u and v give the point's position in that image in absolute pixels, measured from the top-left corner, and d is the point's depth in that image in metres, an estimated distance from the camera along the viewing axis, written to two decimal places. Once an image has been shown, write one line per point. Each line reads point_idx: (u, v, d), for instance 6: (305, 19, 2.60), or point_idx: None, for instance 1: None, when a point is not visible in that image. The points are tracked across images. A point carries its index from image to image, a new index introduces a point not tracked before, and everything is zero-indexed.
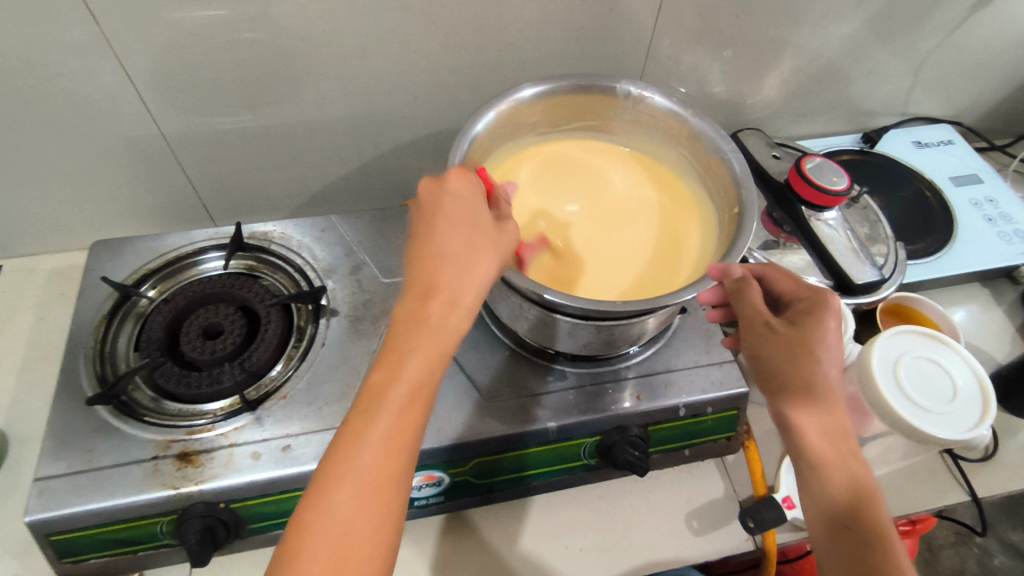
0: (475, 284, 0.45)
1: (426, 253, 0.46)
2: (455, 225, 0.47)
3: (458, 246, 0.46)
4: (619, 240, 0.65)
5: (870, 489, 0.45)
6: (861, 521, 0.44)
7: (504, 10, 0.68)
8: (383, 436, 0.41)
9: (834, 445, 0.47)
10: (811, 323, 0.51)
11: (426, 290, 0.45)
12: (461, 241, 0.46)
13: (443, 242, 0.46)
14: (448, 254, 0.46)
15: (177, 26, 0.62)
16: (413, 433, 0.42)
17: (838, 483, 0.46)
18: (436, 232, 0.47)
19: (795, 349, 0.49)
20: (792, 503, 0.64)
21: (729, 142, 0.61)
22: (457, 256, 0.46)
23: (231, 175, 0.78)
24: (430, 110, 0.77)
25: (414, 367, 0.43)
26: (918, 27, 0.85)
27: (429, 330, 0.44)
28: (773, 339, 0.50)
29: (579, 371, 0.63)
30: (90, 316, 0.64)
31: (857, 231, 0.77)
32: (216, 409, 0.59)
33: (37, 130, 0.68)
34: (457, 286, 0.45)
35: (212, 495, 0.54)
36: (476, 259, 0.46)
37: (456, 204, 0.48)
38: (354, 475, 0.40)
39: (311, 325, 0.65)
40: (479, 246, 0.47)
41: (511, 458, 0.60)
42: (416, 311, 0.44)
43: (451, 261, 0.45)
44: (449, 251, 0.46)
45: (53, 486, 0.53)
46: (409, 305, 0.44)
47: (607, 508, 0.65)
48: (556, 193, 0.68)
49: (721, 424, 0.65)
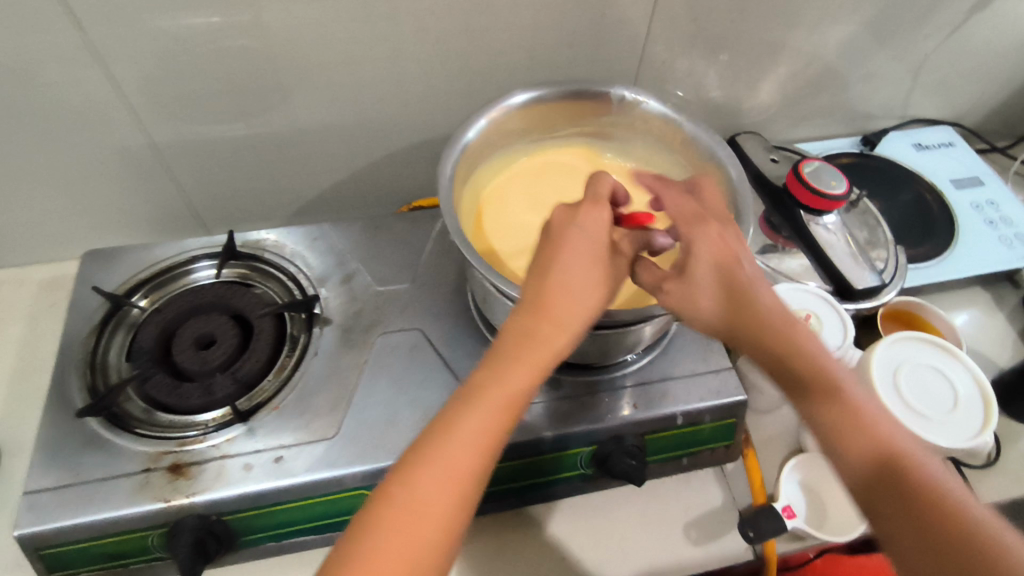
0: (583, 317, 0.48)
1: (545, 268, 0.48)
2: (597, 254, 0.49)
3: (587, 272, 0.48)
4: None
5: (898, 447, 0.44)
6: (906, 489, 0.42)
7: (496, 15, 0.67)
8: (469, 438, 0.43)
9: (852, 422, 0.46)
10: (716, 270, 0.52)
11: (542, 306, 0.47)
12: (576, 268, 0.48)
13: (558, 260, 0.48)
14: (576, 274, 0.48)
15: (165, 35, 0.61)
16: (495, 443, 0.44)
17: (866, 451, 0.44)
18: (561, 250, 0.48)
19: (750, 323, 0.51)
20: (792, 512, 0.63)
21: (724, 148, 0.61)
22: (586, 282, 0.48)
23: (223, 184, 0.77)
24: (423, 117, 0.76)
25: (505, 382, 0.45)
26: (915, 29, 0.84)
27: (534, 348, 0.46)
28: (678, 294, 0.52)
29: (575, 380, 0.62)
30: (80, 327, 0.63)
31: (855, 235, 0.77)
32: (207, 420, 0.58)
33: (26, 140, 0.67)
34: (565, 313, 0.47)
35: (203, 508, 0.54)
36: (597, 288, 0.48)
37: (607, 226, 0.51)
38: (436, 465, 0.42)
39: (304, 334, 0.64)
40: (598, 276, 0.49)
41: (507, 468, 0.59)
42: (523, 331, 0.46)
43: (571, 282, 0.47)
44: (581, 270, 0.48)
45: (42, 500, 0.53)
46: (518, 322, 0.47)
47: (604, 518, 0.65)
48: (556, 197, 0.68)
49: (719, 433, 0.64)
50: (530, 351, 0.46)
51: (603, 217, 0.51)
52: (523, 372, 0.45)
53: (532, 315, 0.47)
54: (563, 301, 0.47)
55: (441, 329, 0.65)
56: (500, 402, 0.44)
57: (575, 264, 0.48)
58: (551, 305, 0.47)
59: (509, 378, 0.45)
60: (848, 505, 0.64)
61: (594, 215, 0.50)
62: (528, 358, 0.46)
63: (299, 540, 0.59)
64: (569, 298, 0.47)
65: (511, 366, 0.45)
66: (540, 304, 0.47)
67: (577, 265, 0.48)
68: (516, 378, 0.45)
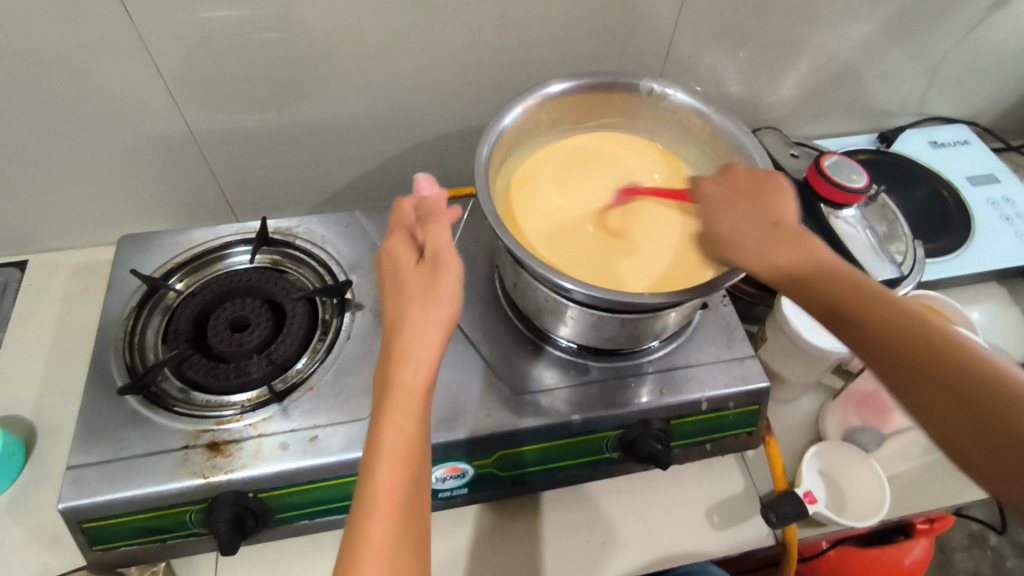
0: (437, 341, 0.47)
1: (392, 316, 0.48)
2: (416, 285, 0.48)
3: (418, 306, 0.47)
4: (641, 231, 0.65)
5: (981, 355, 0.41)
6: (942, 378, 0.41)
7: (527, 9, 0.69)
8: (386, 478, 0.43)
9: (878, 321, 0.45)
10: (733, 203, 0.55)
11: (400, 360, 0.46)
12: (404, 305, 0.48)
13: (394, 303, 0.48)
14: (414, 313, 0.47)
15: (206, 25, 0.63)
16: (411, 468, 0.44)
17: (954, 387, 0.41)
18: (389, 298, 0.49)
19: (797, 253, 0.49)
20: (814, 498, 0.64)
21: (752, 139, 0.62)
22: (423, 317, 0.47)
23: (254, 172, 0.78)
24: (452, 108, 0.77)
25: (395, 425, 0.44)
26: (935, 28, 0.86)
27: (403, 401, 0.45)
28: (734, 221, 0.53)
29: (601, 365, 0.64)
30: (119, 308, 0.65)
31: (875, 229, 0.78)
32: (243, 401, 0.60)
33: (66, 126, 0.69)
34: (411, 342, 0.46)
35: (242, 485, 0.55)
36: (441, 305, 0.47)
37: (406, 254, 0.50)
38: (370, 516, 0.42)
39: (336, 319, 0.66)
40: (434, 295, 0.47)
41: (536, 451, 0.61)
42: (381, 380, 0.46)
43: (403, 319, 0.47)
44: (409, 311, 0.47)
45: (86, 475, 0.54)
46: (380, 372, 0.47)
47: (629, 501, 0.66)
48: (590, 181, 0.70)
49: (742, 419, 0.65)
50: (403, 406, 0.45)
51: (401, 249, 0.50)
52: (402, 429, 0.44)
53: (388, 375, 0.46)
54: (409, 347, 0.46)
55: (469, 315, 0.67)
56: (389, 462, 0.43)
57: (398, 303, 0.48)
58: (404, 356, 0.46)
59: (392, 440, 0.44)
60: (880, 487, 0.65)
61: (400, 245, 0.51)
62: (405, 414, 0.44)
63: (332, 519, 0.60)
64: (411, 329, 0.46)
65: (388, 428, 0.44)
66: (394, 360, 0.46)
67: (412, 306, 0.47)
68: (400, 436, 0.44)
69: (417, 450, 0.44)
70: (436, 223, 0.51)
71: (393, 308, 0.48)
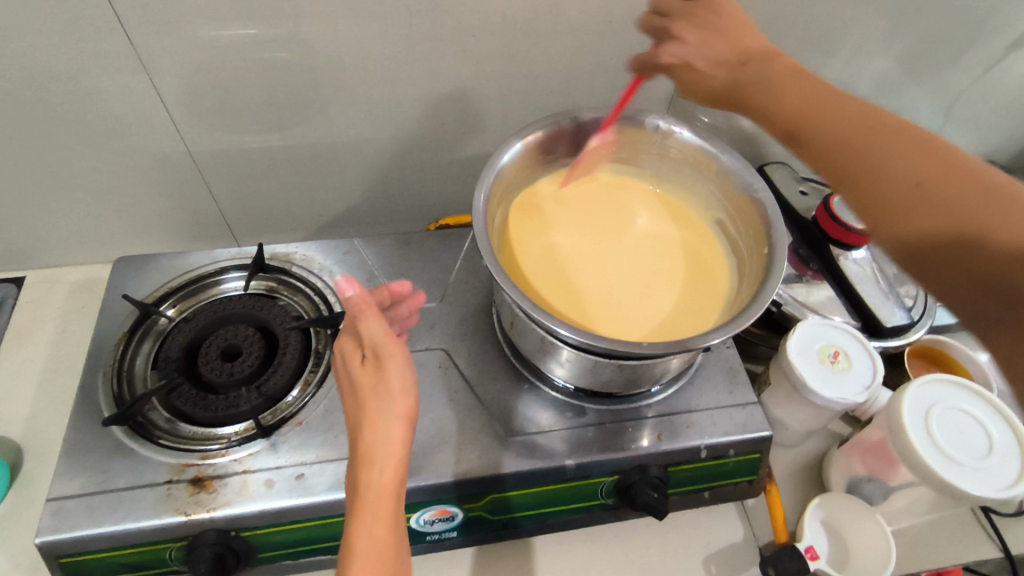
0: (399, 437, 0.45)
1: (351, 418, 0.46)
2: (365, 385, 0.46)
3: (373, 402, 0.46)
4: (608, 295, 0.62)
5: (849, 150, 0.46)
6: (830, 168, 0.47)
7: (535, 40, 0.68)
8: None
9: (794, 117, 0.50)
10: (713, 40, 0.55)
11: (365, 459, 0.44)
12: (358, 404, 0.46)
13: (352, 406, 0.47)
14: (370, 412, 0.45)
15: (208, 47, 0.62)
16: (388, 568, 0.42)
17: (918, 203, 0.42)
18: (348, 401, 0.48)
19: (733, 90, 0.54)
20: (815, 554, 0.61)
21: (760, 181, 0.60)
22: (381, 413, 0.45)
23: (256, 194, 0.78)
24: (457, 135, 0.76)
25: (367, 527, 0.43)
26: (951, 65, 0.84)
27: (372, 503, 0.43)
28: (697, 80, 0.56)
29: (599, 408, 0.62)
30: (111, 332, 0.64)
31: (884, 270, 0.76)
32: (231, 434, 0.59)
33: (67, 144, 0.68)
34: (372, 441, 0.45)
35: (224, 523, 0.54)
36: (396, 398, 0.46)
37: (351, 350, 0.49)
38: None
39: (329, 350, 0.64)
40: (384, 388, 0.46)
41: (528, 495, 0.59)
42: (350, 482, 0.45)
43: (359, 421, 0.46)
44: (366, 409, 0.46)
45: (66, 507, 0.53)
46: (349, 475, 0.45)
47: (623, 548, 0.64)
48: (592, 224, 0.68)
49: (743, 467, 0.63)
50: (373, 509, 0.43)
51: (348, 347, 0.49)
52: (373, 531, 0.43)
53: (356, 475, 0.45)
54: (371, 446, 0.44)
55: (465, 351, 0.65)
56: (364, 568, 0.41)
57: (353, 406, 0.47)
58: (368, 456, 0.44)
59: (364, 543, 0.42)
60: (885, 541, 0.62)
61: (343, 343, 0.49)
62: (375, 517, 0.43)
63: (317, 558, 0.59)
64: (371, 430, 0.45)
65: (358, 532, 0.43)
66: (360, 461, 0.44)
67: (368, 403, 0.46)
68: (373, 536, 0.43)
69: (390, 552, 0.43)
70: (362, 316, 0.48)
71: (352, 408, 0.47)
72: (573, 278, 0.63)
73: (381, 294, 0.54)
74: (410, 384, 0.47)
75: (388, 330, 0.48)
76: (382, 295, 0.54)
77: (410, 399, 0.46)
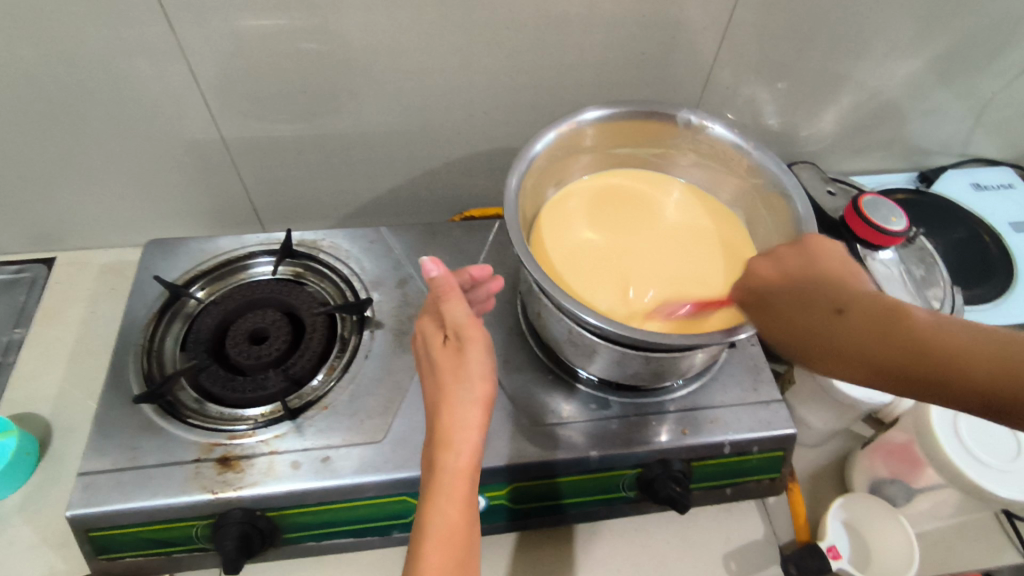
0: (476, 421, 0.46)
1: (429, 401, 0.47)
2: (444, 367, 0.47)
3: (452, 383, 0.46)
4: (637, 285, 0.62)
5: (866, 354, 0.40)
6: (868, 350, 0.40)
7: (567, 34, 0.68)
8: (439, 557, 0.42)
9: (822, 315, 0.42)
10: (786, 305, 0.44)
11: (442, 441, 0.45)
12: (437, 387, 0.47)
13: (431, 388, 0.48)
14: (448, 393, 0.46)
15: (244, 35, 0.63)
16: (461, 549, 0.44)
17: (921, 344, 0.38)
18: (426, 384, 0.49)
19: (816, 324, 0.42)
20: (837, 553, 0.61)
21: (791, 178, 0.60)
22: (459, 397, 0.46)
23: (284, 182, 0.78)
24: (485, 128, 0.76)
25: (442, 510, 0.44)
26: (983, 69, 0.83)
27: (446, 486, 0.44)
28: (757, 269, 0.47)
29: (623, 401, 0.62)
30: (141, 313, 0.65)
31: (912, 271, 0.76)
32: (257, 415, 0.59)
33: (102, 128, 0.69)
34: (449, 426, 0.45)
35: (250, 503, 0.54)
36: (475, 382, 0.46)
37: (433, 330, 0.49)
38: None
39: (355, 336, 0.65)
40: (463, 371, 0.46)
41: (551, 485, 0.59)
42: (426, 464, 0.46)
43: (438, 404, 0.46)
44: (444, 390, 0.46)
45: (96, 482, 0.54)
46: (426, 457, 0.46)
47: (643, 542, 0.64)
48: (623, 215, 0.68)
49: (766, 464, 0.63)
50: (448, 491, 0.44)
51: (429, 327, 0.49)
52: (446, 514, 0.44)
53: (433, 457, 0.45)
54: (449, 430, 0.45)
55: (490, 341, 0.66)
56: (436, 548, 0.43)
57: (431, 388, 0.48)
58: (446, 438, 0.45)
59: (438, 524, 0.43)
60: (909, 546, 0.61)
61: (428, 323, 0.50)
62: (449, 501, 0.44)
63: (339, 541, 0.59)
64: (449, 415, 0.45)
65: (432, 516, 0.44)
66: (437, 444, 0.45)
67: (447, 386, 0.46)
68: (445, 519, 0.43)
69: (462, 534, 0.44)
70: (447, 300, 0.48)
71: (432, 390, 0.47)
72: (599, 267, 0.63)
73: (461, 276, 0.54)
74: (491, 368, 0.47)
75: (469, 312, 0.48)
76: (464, 278, 0.54)
77: (490, 383, 0.47)
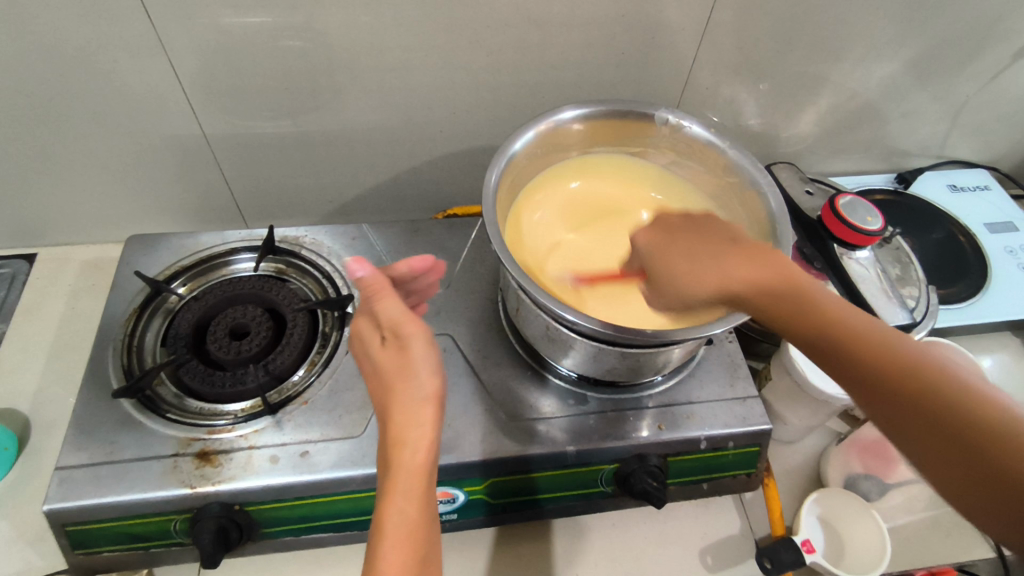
0: (429, 416, 0.46)
1: (380, 403, 0.48)
2: (389, 366, 0.47)
3: (402, 383, 0.46)
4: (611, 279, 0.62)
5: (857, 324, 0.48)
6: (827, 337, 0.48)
7: (548, 33, 0.69)
8: (397, 556, 0.42)
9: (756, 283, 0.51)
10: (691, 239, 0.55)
11: (395, 440, 0.45)
12: (384, 388, 0.47)
13: (379, 391, 0.48)
14: (398, 393, 0.46)
15: (227, 32, 0.63)
16: (420, 545, 0.44)
17: (854, 335, 0.47)
18: (374, 386, 0.49)
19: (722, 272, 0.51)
20: (811, 547, 0.62)
21: (766, 175, 0.61)
22: (409, 396, 0.46)
23: (268, 179, 0.79)
24: (467, 126, 0.77)
25: (398, 509, 0.44)
26: (959, 72, 0.85)
27: (402, 484, 0.44)
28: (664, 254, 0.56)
29: (600, 397, 0.62)
30: (121, 308, 0.65)
31: (888, 271, 0.77)
32: (237, 410, 0.59)
33: (83, 123, 0.69)
34: (400, 425, 0.45)
35: (228, 497, 0.54)
36: (422, 379, 0.46)
37: (371, 332, 0.49)
38: None
39: (336, 332, 0.65)
40: (409, 370, 0.46)
41: (529, 480, 0.60)
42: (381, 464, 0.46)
43: (387, 405, 0.47)
44: (393, 391, 0.46)
45: (73, 476, 0.54)
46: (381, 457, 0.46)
47: (621, 537, 0.65)
48: (609, 213, 0.69)
49: (741, 460, 0.64)
50: (404, 489, 0.44)
51: (367, 331, 0.50)
52: (403, 511, 0.44)
53: (388, 456, 0.45)
54: (402, 429, 0.45)
55: (471, 337, 0.66)
56: (394, 545, 0.43)
57: (379, 390, 0.48)
58: (401, 438, 0.45)
59: (394, 522, 0.43)
60: (880, 539, 0.62)
61: (364, 327, 0.50)
62: (406, 498, 0.44)
63: (318, 535, 0.59)
64: (401, 415, 0.46)
65: (389, 513, 0.44)
66: (391, 443, 0.45)
67: (395, 387, 0.46)
68: (402, 516, 0.44)
69: (420, 530, 0.44)
70: (379, 299, 0.49)
71: (380, 392, 0.47)
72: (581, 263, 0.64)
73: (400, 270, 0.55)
74: (437, 364, 0.47)
75: (405, 310, 0.48)
76: (402, 270, 0.54)
77: (439, 379, 0.47)
